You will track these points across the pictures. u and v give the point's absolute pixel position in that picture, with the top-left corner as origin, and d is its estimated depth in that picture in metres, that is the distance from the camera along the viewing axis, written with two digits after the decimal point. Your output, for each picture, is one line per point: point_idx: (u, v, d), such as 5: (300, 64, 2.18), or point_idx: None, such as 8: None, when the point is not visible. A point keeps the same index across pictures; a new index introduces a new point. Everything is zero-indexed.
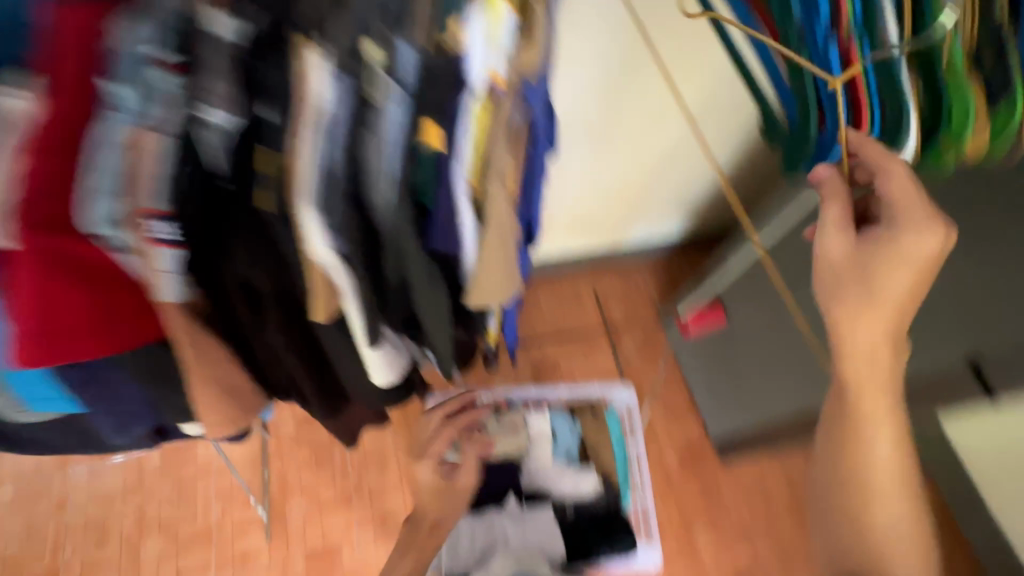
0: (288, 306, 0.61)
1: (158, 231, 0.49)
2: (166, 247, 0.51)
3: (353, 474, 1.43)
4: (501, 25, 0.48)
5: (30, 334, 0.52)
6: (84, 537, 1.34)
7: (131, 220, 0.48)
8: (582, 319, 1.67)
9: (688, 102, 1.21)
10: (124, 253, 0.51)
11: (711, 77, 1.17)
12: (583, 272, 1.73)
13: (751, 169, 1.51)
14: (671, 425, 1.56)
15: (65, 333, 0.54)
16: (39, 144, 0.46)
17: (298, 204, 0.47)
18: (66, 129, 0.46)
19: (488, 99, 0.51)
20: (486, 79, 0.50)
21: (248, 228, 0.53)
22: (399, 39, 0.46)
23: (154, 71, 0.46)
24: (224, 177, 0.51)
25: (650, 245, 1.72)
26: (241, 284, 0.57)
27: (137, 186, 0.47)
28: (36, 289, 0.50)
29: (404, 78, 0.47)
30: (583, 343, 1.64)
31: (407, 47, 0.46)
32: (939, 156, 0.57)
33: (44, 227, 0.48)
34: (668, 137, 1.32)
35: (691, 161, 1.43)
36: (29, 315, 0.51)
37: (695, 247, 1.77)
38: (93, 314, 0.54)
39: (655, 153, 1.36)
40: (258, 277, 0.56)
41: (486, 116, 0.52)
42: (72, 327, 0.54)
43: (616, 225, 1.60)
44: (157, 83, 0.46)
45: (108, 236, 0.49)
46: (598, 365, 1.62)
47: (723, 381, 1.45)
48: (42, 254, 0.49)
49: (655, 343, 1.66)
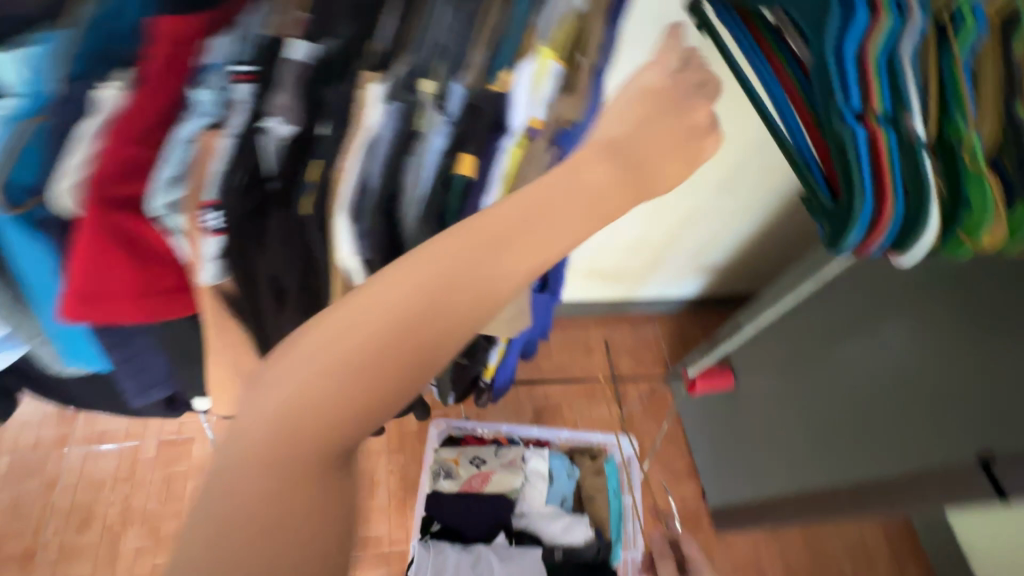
0: (312, 304, 0.68)
1: (207, 220, 0.57)
2: (211, 234, 0.58)
3: None
4: (546, 77, 0.58)
5: (76, 293, 0.57)
6: (67, 520, 1.34)
7: (189, 209, 0.57)
8: (590, 367, 1.68)
9: (715, 171, 1.27)
10: (175, 235, 0.59)
11: (741, 150, 1.22)
12: (595, 320, 1.75)
13: (770, 241, 1.55)
14: (668, 485, 1.54)
15: (110, 297, 0.59)
16: (117, 130, 0.53)
17: (337, 215, 0.60)
18: (139, 115, 0.55)
19: (524, 142, 0.62)
20: (526, 126, 0.61)
21: (289, 227, 0.61)
22: (455, 85, 0.58)
23: (238, 83, 0.56)
24: (271, 179, 0.59)
25: (664, 301, 1.75)
26: (274, 281, 0.63)
27: (199, 180, 0.56)
28: (95, 254, 0.56)
29: (451, 112, 0.59)
30: (587, 390, 1.64)
31: (460, 92, 0.58)
32: (955, 249, 0.50)
33: (111, 204, 0.55)
34: (693, 202, 1.36)
35: (712, 227, 1.46)
36: (81, 276, 0.56)
37: (707, 310, 1.81)
38: (138, 290, 0.61)
39: (679, 216, 1.40)
40: (288, 272, 0.63)
41: (521, 155, 0.62)
42: (117, 292, 0.59)
43: (633, 279, 1.63)
44: (240, 93, 0.57)
45: (164, 218, 0.57)
46: (599, 414, 1.61)
47: (724, 446, 1.43)
48: (110, 222, 0.55)
49: (659, 400, 1.65)
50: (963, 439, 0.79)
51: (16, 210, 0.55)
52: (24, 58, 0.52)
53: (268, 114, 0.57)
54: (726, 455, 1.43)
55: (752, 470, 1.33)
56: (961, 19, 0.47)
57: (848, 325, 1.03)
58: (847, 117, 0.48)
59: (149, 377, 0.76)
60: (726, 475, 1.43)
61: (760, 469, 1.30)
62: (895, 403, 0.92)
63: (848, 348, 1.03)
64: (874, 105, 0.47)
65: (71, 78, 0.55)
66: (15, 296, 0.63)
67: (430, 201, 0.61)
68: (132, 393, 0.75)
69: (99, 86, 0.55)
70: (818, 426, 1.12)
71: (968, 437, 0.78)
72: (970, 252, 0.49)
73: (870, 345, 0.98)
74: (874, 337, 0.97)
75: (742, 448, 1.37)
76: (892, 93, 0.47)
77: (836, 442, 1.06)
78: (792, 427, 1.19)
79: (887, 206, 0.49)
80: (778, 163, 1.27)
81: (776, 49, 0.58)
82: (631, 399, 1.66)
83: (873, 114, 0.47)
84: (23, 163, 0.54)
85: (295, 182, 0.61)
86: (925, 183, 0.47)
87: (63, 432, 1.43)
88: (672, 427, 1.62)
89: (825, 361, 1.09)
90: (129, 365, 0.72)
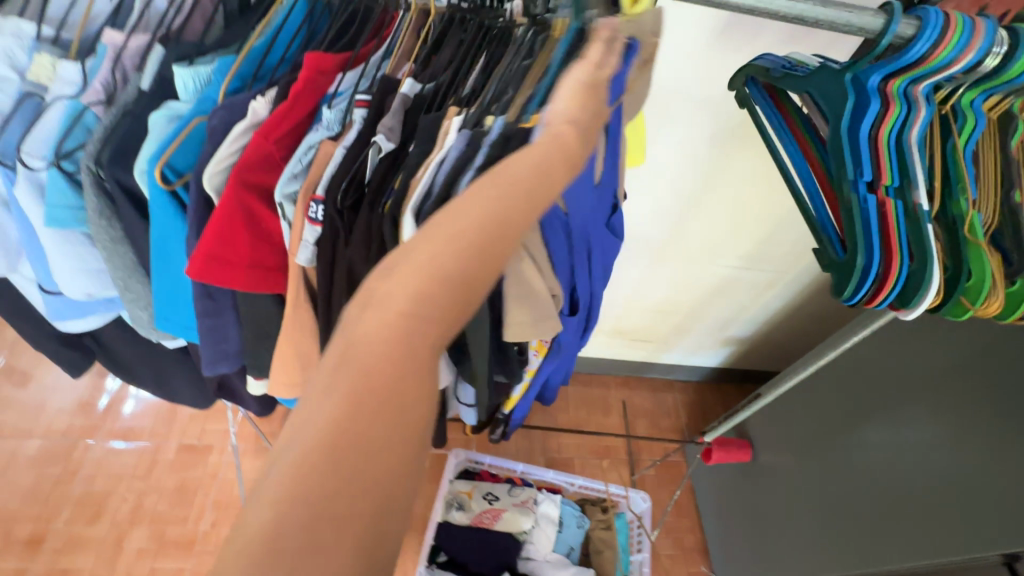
0: None
1: (313, 212, 0.63)
2: (312, 224, 0.63)
3: None
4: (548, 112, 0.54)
5: (206, 255, 0.62)
6: (80, 511, 1.36)
7: (303, 199, 0.63)
8: (606, 425, 1.67)
9: (745, 243, 1.32)
10: (283, 222, 0.65)
11: (771, 227, 1.28)
12: (615, 380, 1.77)
13: (795, 320, 1.57)
14: (677, 560, 1.48)
15: (227, 265, 0.64)
16: (264, 129, 0.63)
17: (405, 215, 0.57)
18: (280, 122, 0.64)
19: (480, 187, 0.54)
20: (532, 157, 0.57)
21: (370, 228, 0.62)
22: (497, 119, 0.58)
23: (357, 108, 0.65)
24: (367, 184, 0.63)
25: (685, 369, 1.76)
26: (347, 273, 0.65)
27: (313, 176, 0.63)
28: (227, 221, 0.62)
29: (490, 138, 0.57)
30: (601, 449, 1.63)
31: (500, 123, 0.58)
32: (959, 312, 0.61)
33: (244, 186, 0.62)
34: (721, 271, 1.40)
35: (739, 299, 1.50)
36: (211, 240, 0.62)
37: (728, 384, 1.81)
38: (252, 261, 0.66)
39: (708, 284, 1.45)
40: (361, 266, 0.63)
41: None
42: (235, 261, 0.65)
43: (657, 342, 1.65)
44: (358, 114, 0.65)
45: (281, 206, 0.64)
46: (611, 475, 1.59)
47: (739, 524, 1.39)
48: (239, 200, 0.62)
49: (674, 469, 1.62)
50: (988, 533, 0.77)
51: (167, 185, 0.63)
52: (197, 74, 0.66)
53: (378, 131, 0.63)
54: (741, 534, 1.37)
55: (767, 552, 1.28)
56: (964, 119, 0.59)
57: (872, 407, 1.04)
58: (859, 189, 0.58)
59: (225, 347, 0.78)
60: (740, 555, 1.37)
61: (775, 551, 1.25)
62: (918, 491, 0.90)
63: (871, 431, 1.03)
64: (884, 180, 0.57)
65: (229, 92, 0.68)
66: (131, 263, 0.73)
67: None
68: (205, 360, 0.77)
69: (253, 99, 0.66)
70: (838, 509, 1.09)
71: (993, 531, 0.76)
72: (972, 313, 0.60)
73: (893, 429, 0.98)
74: (897, 421, 0.97)
75: (757, 528, 1.32)
76: (900, 170, 0.57)
77: (856, 528, 1.03)
78: (810, 509, 1.16)
79: (894, 265, 0.58)
80: (806, 244, 1.32)
81: (804, 132, 0.64)
82: (645, 464, 1.63)
83: (882, 187, 0.58)
84: (181, 151, 0.63)
85: (386, 184, 0.63)
86: (930, 250, 0.56)
87: (94, 424, 1.49)
88: (685, 499, 1.58)
89: (847, 443, 1.08)
90: (211, 332, 0.75)
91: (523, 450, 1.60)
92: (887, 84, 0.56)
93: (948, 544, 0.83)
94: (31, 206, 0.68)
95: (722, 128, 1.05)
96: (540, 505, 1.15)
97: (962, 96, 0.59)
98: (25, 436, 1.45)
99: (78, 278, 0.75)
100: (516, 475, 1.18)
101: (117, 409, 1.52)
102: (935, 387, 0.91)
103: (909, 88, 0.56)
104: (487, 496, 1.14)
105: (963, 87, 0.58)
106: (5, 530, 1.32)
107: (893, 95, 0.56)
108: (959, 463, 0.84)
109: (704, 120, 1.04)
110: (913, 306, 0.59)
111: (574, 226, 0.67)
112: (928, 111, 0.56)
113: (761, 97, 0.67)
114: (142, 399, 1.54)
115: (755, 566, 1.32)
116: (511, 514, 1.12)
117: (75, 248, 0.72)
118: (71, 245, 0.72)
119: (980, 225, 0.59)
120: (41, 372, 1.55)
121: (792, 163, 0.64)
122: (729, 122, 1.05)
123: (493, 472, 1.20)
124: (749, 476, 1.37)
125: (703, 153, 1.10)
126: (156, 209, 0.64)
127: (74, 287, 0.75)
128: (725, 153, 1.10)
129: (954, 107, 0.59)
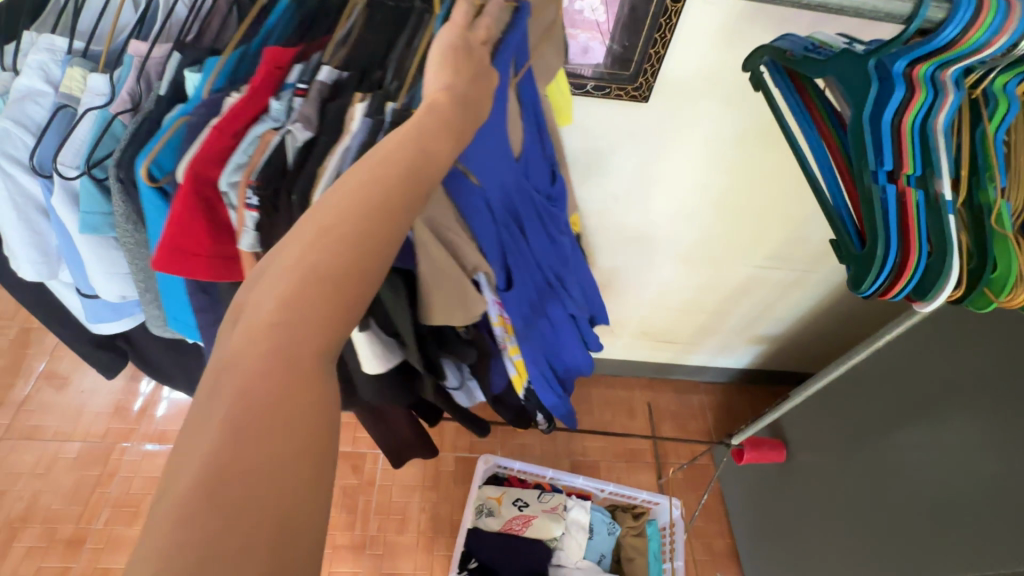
0: None
1: (248, 197, 0.57)
2: (250, 211, 0.57)
3: (374, 524, 1.43)
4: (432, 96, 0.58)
5: (168, 247, 0.59)
6: (118, 511, 1.40)
7: (241, 186, 0.57)
8: (630, 427, 1.66)
9: (771, 241, 1.29)
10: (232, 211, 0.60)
11: (799, 225, 1.25)
12: (640, 381, 1.75)
13: (825, 320, 1.54)
14: (706, 565, 1.46)
15: (186, 258, 0.61)
16: (223, 120, 0.59)
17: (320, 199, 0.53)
18: (240, 112, 0.61)
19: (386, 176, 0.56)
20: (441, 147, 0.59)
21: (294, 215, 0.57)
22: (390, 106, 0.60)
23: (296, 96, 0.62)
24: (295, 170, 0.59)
25: (711, 371, 1.73)
26: None
27: (254, 163, 0.59)
28: (186, 214, 0.59)
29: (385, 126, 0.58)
30: (626, 452, 1.61)
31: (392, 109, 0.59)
32: (982, 304, 0.56)
33: (202, 177, 0.58)
34: (745, 271, 1.37)
35: (766, 298, 1.46)
36: (173, 232, 0.59)
37: (755, 385, 1.77)
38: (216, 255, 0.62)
39: (733, 284, 1.41)
40: None
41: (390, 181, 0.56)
42: (196, 254, 0.61)
43: (682, 343, 1.63)
44: (296, 102, 0.62)
45: (227, 194, 0.59)
46: (637, 479, 1.57)
47: (770, 530, 1.36)
48: (197, 192, 0.59)
49: (702, 472, 1.60)
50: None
51: (152, 182, 0.62)
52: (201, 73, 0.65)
53: (294, 121, 0.61)
54: (773, 539, 1.34)
55: (801, 559, 1.25)
56: (994, 102, 0.53)
57: (911, 412, 1.01)
58: (880, 179, 0.54)
59: None
60: (772, 561, 1.34)
61: (810, 557, 1.22)
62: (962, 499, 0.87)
63: (909, 437, 1.00)
64: (906, 168, 0.52)
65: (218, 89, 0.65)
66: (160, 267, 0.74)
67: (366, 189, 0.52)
68: (214, 359, 0.76)
69: (229, 94, 0.63)
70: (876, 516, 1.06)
71: None
72: (996, 305, 0.55)
73: (934, 435, 0.94)
74: (938, 426, 0.94)
75: (789, 533, 1.29)
76: (923, 158, 0.52)
77: (895, 536, 1.00)
78: (845, 517, 1.12)
79: (912, 255, 0.53)
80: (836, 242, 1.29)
81: (827, 121, 0.60)
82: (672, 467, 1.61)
83: (903, 176, 0.53)
84: (169, 148, 0.61)
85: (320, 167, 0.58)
86: (949, 240, 0.52)
87: (130, 427, 1.53)
88: (713, 503, 1.55)
89: (884, 449, 1.05)
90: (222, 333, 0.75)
91: (548, 453, 1.59)
92: (913, 68, 0.51)
93: (1000, 556, 0.80)
94: (66, 214, 0.70)
95: (752, 125, 1.03)
96: (570, 511, 1.17)
97: (994, 78, 0.53)
98: (66, 438, 1.49)
99: (113, 281, 0.76)
100: (544, 482, 1.18)
101: (151, 413, 1.55)
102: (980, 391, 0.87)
103: (936, 72, 0.51)
104: (517, 502, 1.15)
105: (996, 68, 0.52)
106: (48, 529, 1.36)
107: (920, 80, 0.51)
108: (1010, 471, 0.80)
109: (732, 118, 1.02)
110: (932, 297, 0.54)
111: (494, 199, 0.65)
112: (959, 97, 0.51)
113: (784, 81, 0.64)
114: (174, 403, 1.58)
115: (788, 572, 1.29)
116: (541, 521, 1.13)
117: (110, 253, 0.74)
118: (105, 250, 0.73)
119: (1008, 215, 0.54)
120: (79, 376, 1.60)
121: (814, 154, 0.61)
122: (758, 120, 1.02)
123: (522, 478, 1.21)
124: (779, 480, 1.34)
125: (730, 151, 1.08)
126: (149, 206, 0.64)
127: (110, 290, 0.77)
128: (753, 151, 1.08)
129: (986, 90, 0.54)
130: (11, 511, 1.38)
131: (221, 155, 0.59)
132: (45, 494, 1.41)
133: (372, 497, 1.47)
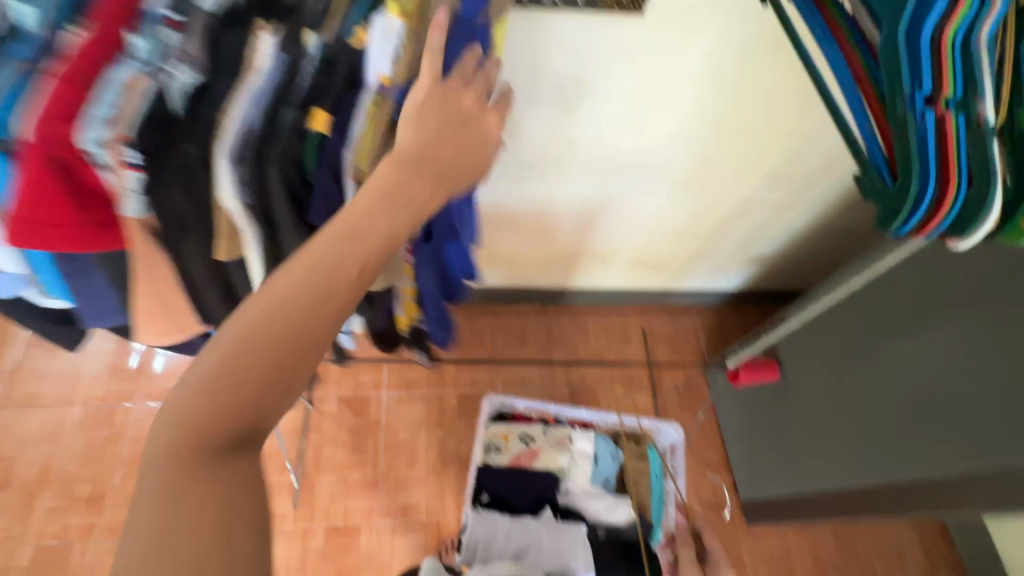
0: (206, 238, 0.68)
1: (131, 156, 0.57)
2: (134, 169, 0.58)
3: (385, 461, 1.49)
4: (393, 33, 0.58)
5: (21, 219, 0.56)
6: (134, 468, 1.43)
7: (119, 144, 0.56)
8: (626, 353, 1.70)
9: (771, 158, 1.24)
10: (102, 171, 0.57)
11: (801, 139, 1.19)
12: (633, 309, 1.77)
13: (819, 237, 1.53)
14: (700, 474, 1.55)
15: (43, 228, 0.58)
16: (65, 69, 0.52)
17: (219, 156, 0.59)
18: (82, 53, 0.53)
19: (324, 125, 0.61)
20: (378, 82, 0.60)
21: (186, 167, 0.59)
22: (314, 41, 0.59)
23: (167, 28, 0.56)
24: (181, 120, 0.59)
25: (704, 294, 1.74)
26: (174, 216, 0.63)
27: (126, 119, 0.55)
28: (42, 179, 0.55)
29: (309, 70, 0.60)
30: (622, 377, 1.66)
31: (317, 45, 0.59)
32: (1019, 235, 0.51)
33: (56, 138, 0.53)
34: (742, 192, 1.34)
35: (761, 218, 1.44)
36: (26, 202, 0.56)
37: (747, 304, 1.79)
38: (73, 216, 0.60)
39: (728, 206, 1.39)
40: (189, 205, 0.62)
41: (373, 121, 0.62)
42: (56, 221, 0.59)
43: (676, 268, 1.62)
44: (169, 36, 0.56)
45: (94, 155, 0.55)
46: (631, 403, 1.62)
47: (761, 440, 1.43)
48: (54, 155, 0.54)
49: (696, 390, 1.66)
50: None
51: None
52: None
53: (173, 59, 0.56)
54: (764, 447, 1.42)
55: (790, 465, 1.34)
56: None
57: (899, 326, 1.02)
58: (915, 104, 0.49)
59: (100, 306, 0.74)
60: (762, 468, 1.43)
61: (797, 462, 1.30)
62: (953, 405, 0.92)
63: (897, 350, 1.03)
64: (944, 91, 0.47)
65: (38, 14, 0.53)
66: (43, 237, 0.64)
67: (249, 139, 0.60)
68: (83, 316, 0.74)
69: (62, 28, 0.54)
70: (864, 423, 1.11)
71: None
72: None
73: (923, 347, 0.97)
74: (927, 339, 0.96)
75: (778, 443, 1.36)
76: (964, 75, 0.46)
77: (883, 441, 1.06)
78: (833, 427, 1.18)
79: (950, 189, 0.51)
80: (838, 155, 1.24)
81: (852, 36, 0.55)
82: (667, 388, 1.67)
83: (943, 100, 0.48)
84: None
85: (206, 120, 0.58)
86: (993, 167, 0.47)
87: (130, 387, 1.53)
88: (707, 418, 1.63)
89: (873, 361, 1.08)
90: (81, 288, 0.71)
91: (546, 383, 1.63)
92: None
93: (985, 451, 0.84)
94: None
95: (759, 37, 0.95)
96: None
97: None
98: (67, 404, 1.49)
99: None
100: None
101: (149, 372, 1.55)
102: (971, 304, 0.88)
103: None
104: None
105: None
106: (67, 490, 1.40)
107: None
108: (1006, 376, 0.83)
109: (736, 29, 0.94)
110: (975, 232, 0.52)
111: None
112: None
113: None
114: (170, 360, 1.57)
115: (776, 477, 1.37)
116: None
117: None
118: None
119: None
120: None
121: (842, 79, 0.56)
122: (761, 33, 0.95)
123: None
124: (770, 394, 1.39)
125: (732, 68, 1.01)
126: None
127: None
128: (756, 64, 1.01)
129: None
130: (26, 476, 1.40)
131: (77, 109, 0.54)
132: (57, 457, 1.43)
133: (380, 437, 1.52)
